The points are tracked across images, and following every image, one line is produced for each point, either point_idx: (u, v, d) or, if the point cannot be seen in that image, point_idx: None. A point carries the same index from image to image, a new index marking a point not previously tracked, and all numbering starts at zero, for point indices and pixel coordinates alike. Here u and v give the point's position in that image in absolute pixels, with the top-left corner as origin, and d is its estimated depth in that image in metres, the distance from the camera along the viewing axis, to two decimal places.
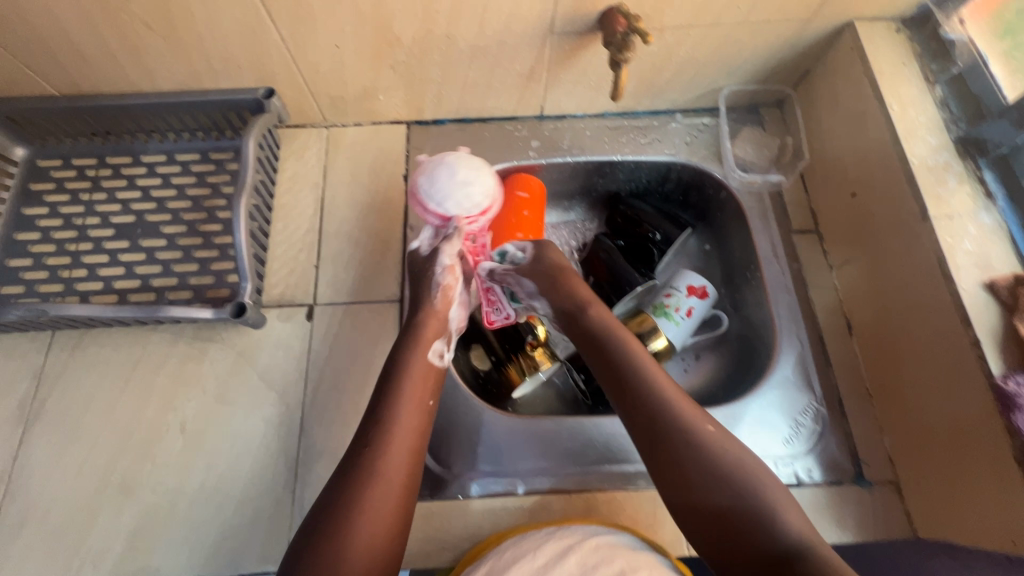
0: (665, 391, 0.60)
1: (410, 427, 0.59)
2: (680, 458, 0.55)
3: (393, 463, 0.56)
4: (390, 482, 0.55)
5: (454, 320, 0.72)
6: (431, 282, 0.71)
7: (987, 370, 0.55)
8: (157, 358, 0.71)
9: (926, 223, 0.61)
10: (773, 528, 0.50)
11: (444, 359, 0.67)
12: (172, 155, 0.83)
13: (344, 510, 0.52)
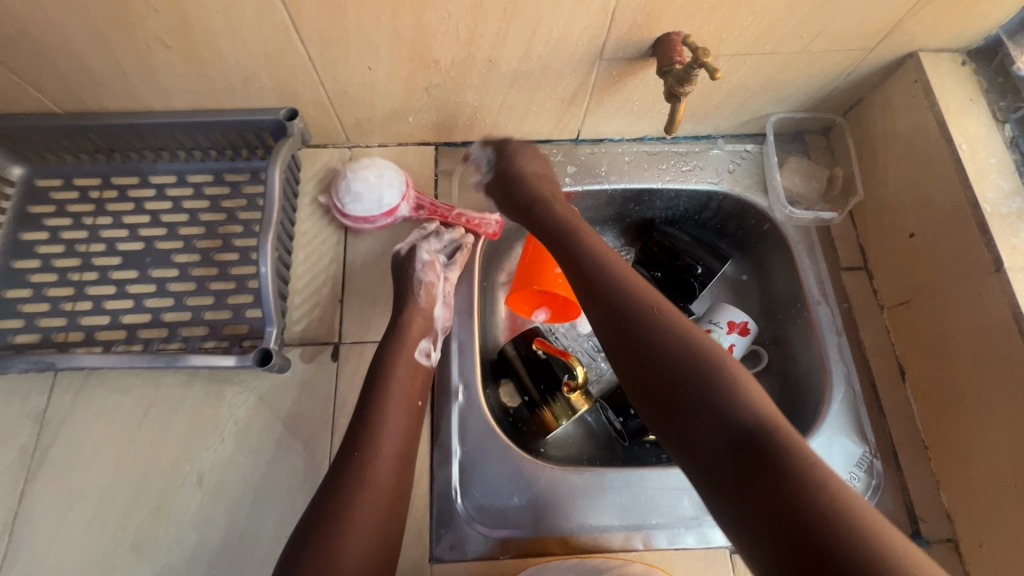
0: (641, 299, 0.56)
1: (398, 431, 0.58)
2: (633, 335, 0.54)
3: (379, 468, 0.55)
4: (378, 489, 0.54)
5: (440, 320, 0.71)
6: (411, 277, 0.71)
7: None
8: (170, 401, 0.66)
9: (1000, 274, 0.58)
10: (725, 398, 0.47)
11: (430, 358, 0.66)
12: (183, 176, 0.77)
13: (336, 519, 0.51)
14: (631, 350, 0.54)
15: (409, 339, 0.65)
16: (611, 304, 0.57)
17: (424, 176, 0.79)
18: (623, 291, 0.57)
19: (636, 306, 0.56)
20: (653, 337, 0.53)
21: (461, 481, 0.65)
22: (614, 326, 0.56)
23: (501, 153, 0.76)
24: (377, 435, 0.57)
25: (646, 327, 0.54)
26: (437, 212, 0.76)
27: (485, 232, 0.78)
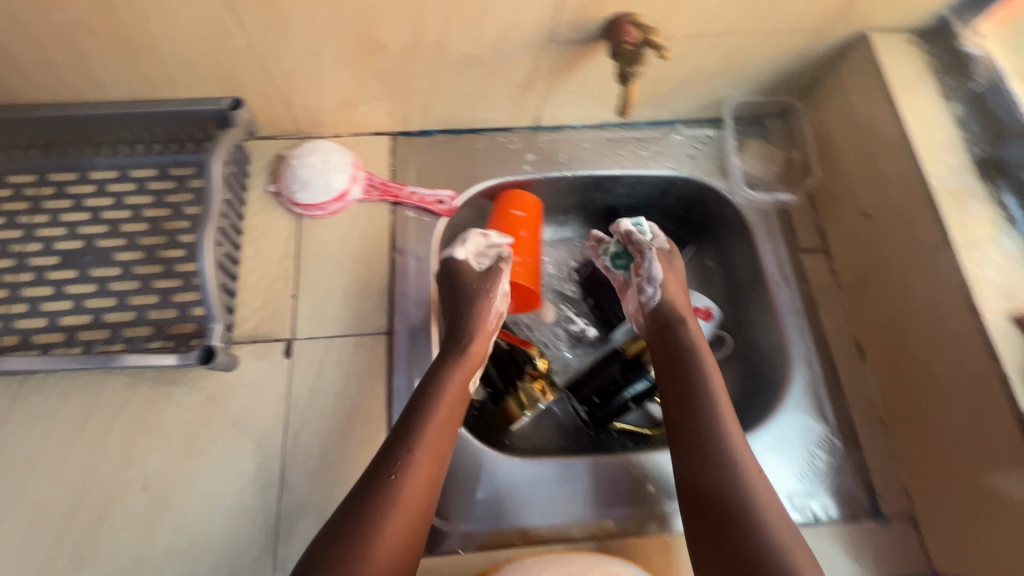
0: (734, 449, 0.57)
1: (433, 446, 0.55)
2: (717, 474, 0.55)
3: (409, 486, 0.52)
4: (404, 508, 0.51)
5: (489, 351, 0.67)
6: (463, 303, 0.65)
7: (1016, 410, 0.52)
8: (113, 405, 0.63)
9: (950, 250, 0.58)
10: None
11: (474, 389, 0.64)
12: (125, 170, 0.74)
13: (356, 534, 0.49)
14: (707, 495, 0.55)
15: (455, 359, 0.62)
16: (706, 446, 0.57)
17: (379, 166, 0.77)
18: (724, 448, 0.57)
19: (729, 452, 0.56)
20: (738, 496, 0.54)
21: None
22: (701, 465, 0.57)
23: (667, 259, 0.71)
24: (408, 446, 0.54)
25: (731, 482, 0.55)
26: (388, 192, 0.75)
27: (439, 208, 0.75)
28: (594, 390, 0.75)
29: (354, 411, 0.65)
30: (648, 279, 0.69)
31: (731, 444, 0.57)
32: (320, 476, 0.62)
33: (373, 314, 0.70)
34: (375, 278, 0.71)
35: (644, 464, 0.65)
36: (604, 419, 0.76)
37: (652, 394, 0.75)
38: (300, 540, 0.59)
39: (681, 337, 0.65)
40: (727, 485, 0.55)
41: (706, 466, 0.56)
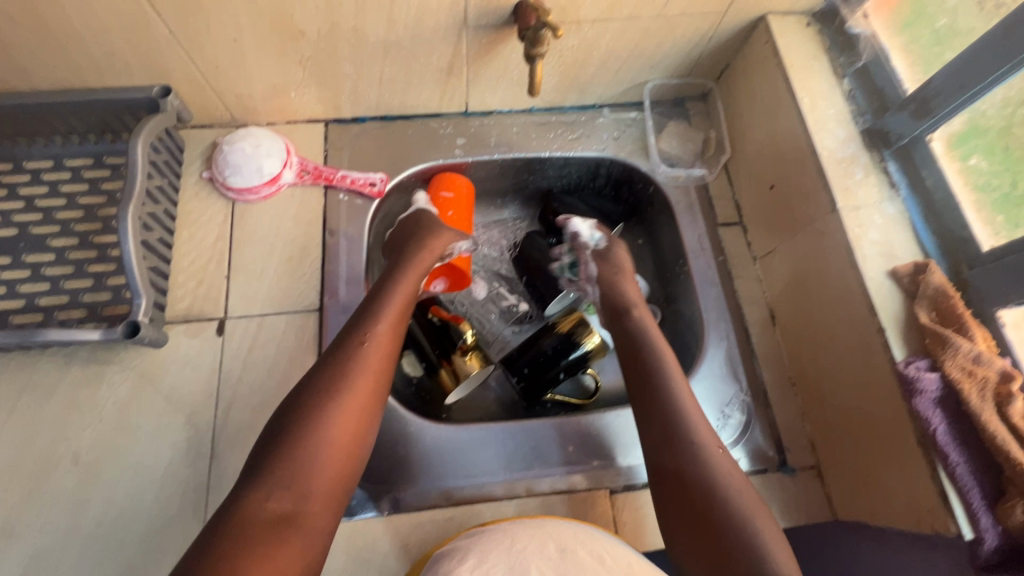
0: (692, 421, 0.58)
1: (375, 371, 0.56)
2: (677, 442, 0.57)
3: (352, 404, 0.53)
4: (347, 420, 0.53)
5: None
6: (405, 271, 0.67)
7: (891, 357, 0.56)
8: (44, 385, 0.64)
9: (836, 213, 0.63)
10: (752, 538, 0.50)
11: None
12: (60, 160, 0.75)
13: (294, 447, 0.49)
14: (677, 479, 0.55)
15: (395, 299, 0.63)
16: (667, 426, 0.58)
17: (313, 152, 0.80)
18: (681, 419, 0.59)
19: (693, 433, 0.58)
20: (707, 478, 0.54)
21: None
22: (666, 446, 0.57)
23: (603, 258, 0.78)
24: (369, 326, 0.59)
25: (695, 462, 0.55)
26: (321, 176, 0.77)
27: (371, 190, 0.77)
28: (525, 363, 0.78)
29: (284, 385, 0.67)
30: (588, 279, 0.78)
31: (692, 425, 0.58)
32: (250, 446, 0.64)
33: (304, 291, 0.72)
34: (307, 258, 0.74)
35: (564, 425, 0.69)
36: (535, 391, 0.79)
37: (580, 365, 0.79)
38: None
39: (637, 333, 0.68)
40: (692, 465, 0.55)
41: (669, 447, 0.57)
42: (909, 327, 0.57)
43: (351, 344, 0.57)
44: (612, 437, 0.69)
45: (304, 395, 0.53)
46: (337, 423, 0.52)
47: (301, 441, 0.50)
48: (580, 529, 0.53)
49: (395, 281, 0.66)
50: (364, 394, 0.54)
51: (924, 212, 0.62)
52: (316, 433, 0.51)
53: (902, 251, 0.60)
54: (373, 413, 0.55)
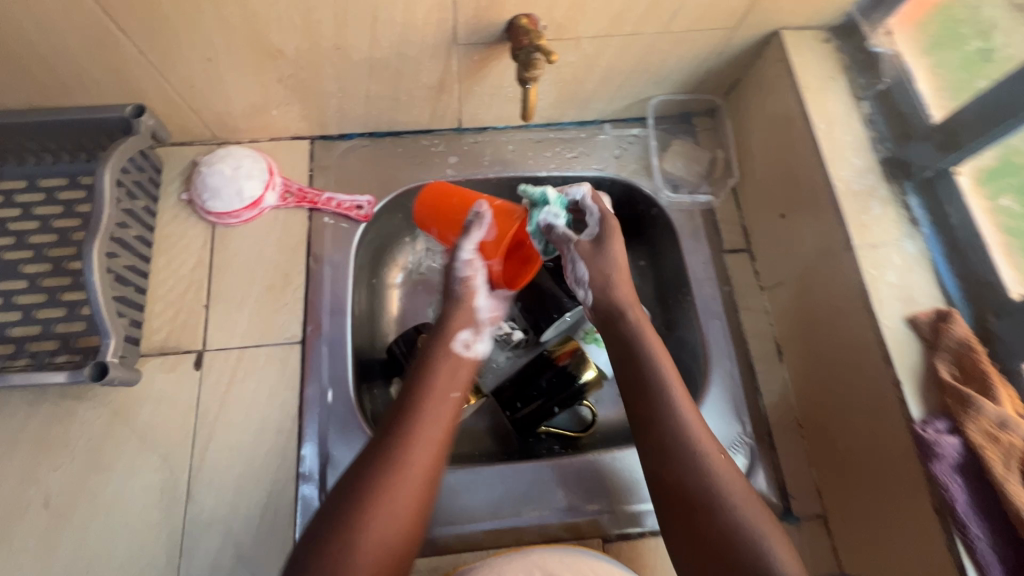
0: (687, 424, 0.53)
1: (422, 468, 0.50)
2: (674, 457, 0.52)
3: (393, 521, 0.47)
4: (391, 536, 0.47)
5: (485, 311, 0.63)
6: (450, 323, 0.60)
7: (908, 414, 0.52)
8: (14, 423, 0.62)
9: (850, 252, 0.58)
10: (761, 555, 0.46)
11: (470, 349, 0.59)
12: (33, 180, 0.72)
13: (324, 561, 0.45)
14: (683, 505, 0.50)
15: (444, 369, 0.56)
16: (663, 438, 0.53)
17: (297, 171, 0.76)
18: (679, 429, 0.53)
19: (702, 456, 0.51)
20: (716, 503, 0.49)
21: (321, 486, 0.62)
22: (670, 474, 0.51)
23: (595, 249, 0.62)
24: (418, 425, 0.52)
25: (705, 489, 0.50)
26: (305, 198, 0.74)
27: (357, 214, 0.74)
28: (517, 396, 0.75)
29: (264, 423, 0.64)
30: (578, 281, 0.63)
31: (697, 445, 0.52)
32: (227, 489, 0.61)
33: (286, 322, 0.69)
34: (290, 286, 0.70)
35: (558, 468, 0.65)
36: (529, 424, 0.75)
37: (576, 398, 0.75)
38: (204, 553, 0.59)
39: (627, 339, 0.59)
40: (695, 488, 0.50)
41: (670, 473, 0.51)
42: (928, 381, 0.52)
43: (395, 431, 0.51)
44: (607, 481, 0.65)
45: (339, 499, 0.48)
46: (375, 532, 0.46)
47: (333, 554, 0.45)
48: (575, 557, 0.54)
49: (444, 336, 0.59)
50: (406, 497, 0.48)
51: (947, 252, 0.57)
52: (347, 542, 0.45)
53: (921, 295, 0.56)
54: (422, 518, 0.49)
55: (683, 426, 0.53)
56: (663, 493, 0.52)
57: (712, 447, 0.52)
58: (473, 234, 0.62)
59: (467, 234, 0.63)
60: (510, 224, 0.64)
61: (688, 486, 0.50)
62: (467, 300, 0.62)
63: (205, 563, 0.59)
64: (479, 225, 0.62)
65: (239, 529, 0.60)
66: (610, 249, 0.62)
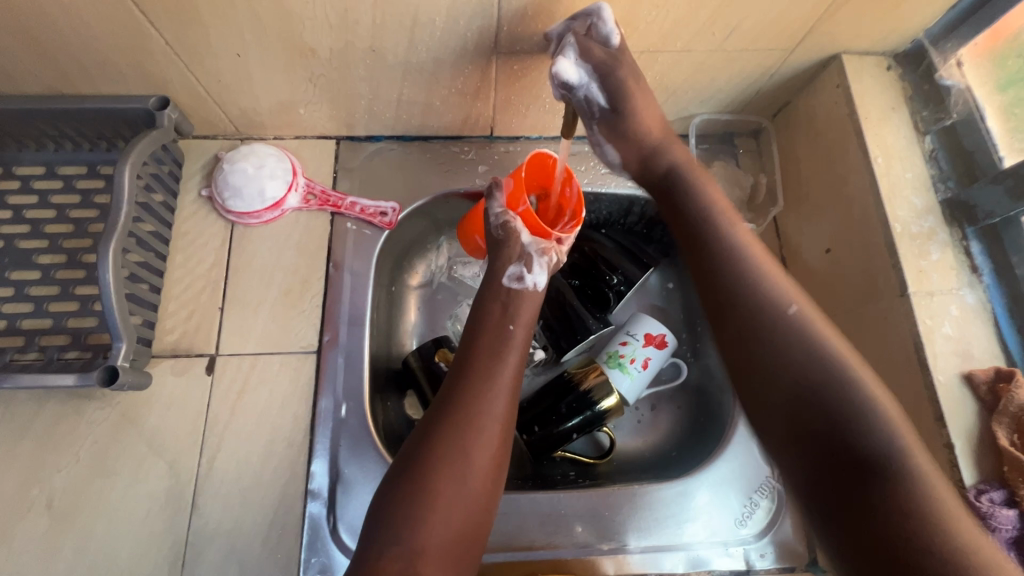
0: (771, 306, 0.54)
1: (494, 417, 0.54)
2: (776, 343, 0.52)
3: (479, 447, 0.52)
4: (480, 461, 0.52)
5: (534, 245, 0.65)
6: (496, 270, 0.65)
7: (959, 480, 0.49)
8: (23, 418, 0.60)
9: (904, 298, 0.54)
10: (870, 437, 0.46)
11: (523, 281, 0.64)
12: (52, 167, 0.70)
13: (410, 507, 0.48)
14: (803, 378, 0.50)
15: (494, 307, 0.62)
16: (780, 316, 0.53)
17: (321, 172, 0.73)
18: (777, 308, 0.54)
19: (775, 301, 0.54)
20: (801, 350, 0.51)
21: (330, 504, 0.60)
22: (757, 327, 0.54)
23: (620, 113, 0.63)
24: (481, 359, 0.58)
25: (778, 327, 0.53)
26: (328, 202, 0.71)
27: (381, 220, 0.71)
28: (533, 418, 0.73)
29: (275, 434, 0.62)
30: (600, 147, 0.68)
31: (774, 294, 0.55)
32: (233, 502, 0.59)
33: (302, 330, 0.66)
34: (308, 292, 0.68)
35: (579, 500, 0.62)
36: (546, 448, 0.73)
37: (593, 424, 0.72)
38: (207, 568, 0.57)
39: (698, 209, 0.62)
40: (777, 336, 0.53)
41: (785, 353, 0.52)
42: (983, 445, 0.49)
43: (465, 383, 0.56)
44: (626, 517, 0.62)
45: (423, 441, 0.52)
46: (458, 476, 0.50)
47: (418, 498, 0.49)
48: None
49: (492, 278, 0.64)
50: (485, 443, 0.53)
51: (1009, 305, 0.54)
52: (437, 476, 0.50)
53: (979, 351, 0.52)
54: (499, 466, 0.53)
55: (766, 278, 0.56)
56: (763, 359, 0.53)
57: (791, 307, 0.54)
58: (494, 191, 0.66)
59: (490, 197, 0.66)
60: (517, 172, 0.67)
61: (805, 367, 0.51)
62: (512, 240, 0.64)
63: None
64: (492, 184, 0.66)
65: (245, 545, 0.58)
66: (620, 87, 0.60)
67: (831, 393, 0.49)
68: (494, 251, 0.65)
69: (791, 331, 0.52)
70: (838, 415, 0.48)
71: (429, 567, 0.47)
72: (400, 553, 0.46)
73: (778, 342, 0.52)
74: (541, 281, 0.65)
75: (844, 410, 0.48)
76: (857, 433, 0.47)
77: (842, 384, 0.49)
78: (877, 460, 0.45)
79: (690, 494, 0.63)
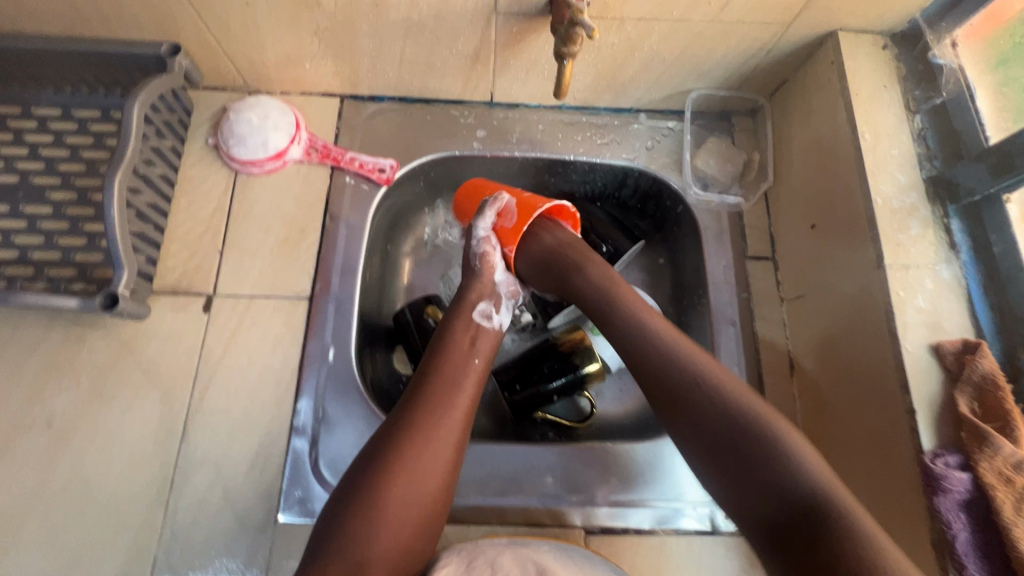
0: (681, 361, 0.55)
1: (448, 441, 0.55)
2: (693, 402, 0.53)
3: (429, 470, 0.53)
4: (427, 483, 0.53)
5: (503, 284, 0.69)
6: (469, 301, 0.66)
7: (918, 445, 0.50)
8: (29, 342, 0.63)
9: (880, 270, 0.55)
10: (791, 470, 0.47)
11: (490, 321, 0.66)
12: (68, 109, 0.73)
13: (358, 521, 0.49)
14: (711, 431, 0.51)
15: (462, 337, 0.63)
16: (670, 376, 0.55)
17: (324, 128, 0.76)
18: (680, 364, 0.55)
19: (691, 372, 0.54)
20: (720, 412, 0.51)
21: (313, 441, 0.63)
22: (673, 392, 0.54)
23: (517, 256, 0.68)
24: (442, 384, 0.58)
25: (699, 399, 0.53)
26: (329, 156, 0.73)
27: (379, 176, 0.73)
28: (515, 377, 0.75)
29: (264, 373, 0.65)
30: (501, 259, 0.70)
31: (688, 368, 0.55)
32: (220, 433, 0.62)
33: (297, 277, 0.69)
34: (305, 241, 0.70)
35: (554, 453, 0.65)
36: (526, 407, 0.75)
37: (574, 387, 0.74)
38: (193, 492, 0.60)
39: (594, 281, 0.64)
40: (697, 399, 0.53)
41: (685, 408, 0.53)
42: (946, 413, 0.50)
43: (425, 406, 0.56)
44: (598, 472, 0.64)
45: (377, 458, 0.53)
46: (405, 497, 0.51)
47: (367, 512, 0.49)
48: (563, 552, 0.55)
49: (462, 309, 0.66)
50: (438, 464, 0.53)
51: (984, 282, 0.54)
52: (385, 496, 0.50)
53: (949, 324, 0.53)
54: (449, 486, 0.54)
55: (672, 349, 0.56)
56: (670, 411, 0.54)
57: (699, 360, 0.55)
58: (487, 216, 0.68)
59: (482, 215, 0.68)
60: (527, 212, 0.67)
61: (718, 424, 0.51)
62: (487, 277, 0.68)
63: (193, 501, 0.59)
64: (495, 206, 0.68)
65: (230, 475, 0.60)
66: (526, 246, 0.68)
67: (750, 444, 0.49)
68: (467, 277, 0.68)
69: (707, 395, 0.53)
70: (761, 460, 0.48)
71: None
72: (342, 565, 0.47)
73: (694, 406, 0.53)
74: (505, 322, 0.68)
75: (769, 464, 0.47)
76: (780, 467, 0.47)
77: (764, 427, 0.49)
78: (801, 504, 0.45)
79: (662, 455, 0.65)
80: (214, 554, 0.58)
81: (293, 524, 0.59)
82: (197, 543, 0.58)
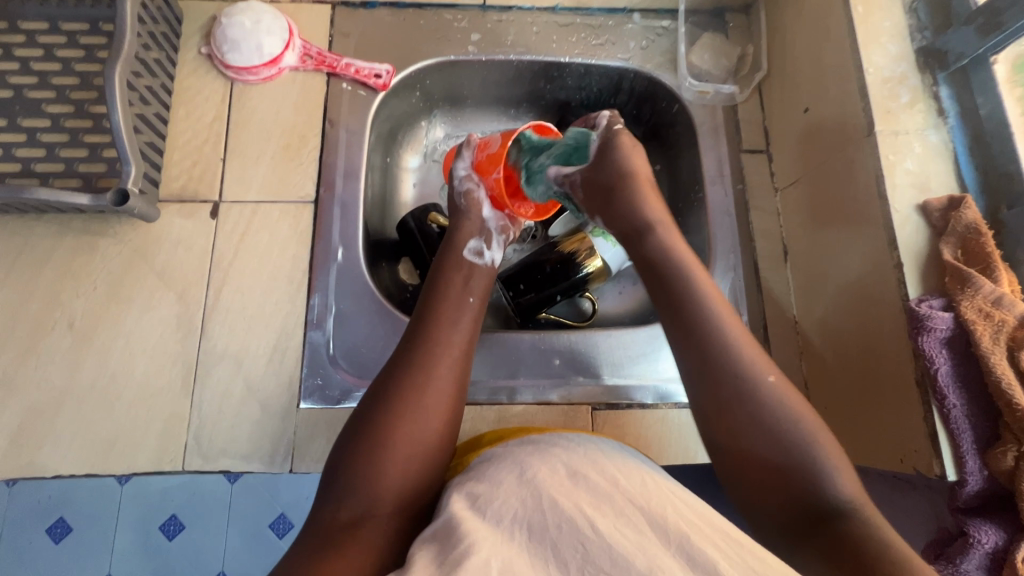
0: (747, 364, 0.47)
1: (448, 379, 0.51)
2: (754, 411, 0.46)
3: (427, 416, 0.49)
4: (429, 427, 0.48)
5: (492, 221, 0.67)
6: (457, 242, 0.64)
7: (904, 295, 0.53)
8: (42, 249, 0.64)
9: (870, 137, 0.57)
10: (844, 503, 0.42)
11: (483, 257, 0.63)
12: (55, 22, 0.72)
13: (366, 458, 0.46)
14: (764, 446, 0.45)
15: (458, 278, 0.60)
16: (736, 376, 0.47)
17: (317, 35, 0.75)
18: (746, 367, 0.47)
19: (748, 375, 0.47)
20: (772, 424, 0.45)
21: (328, 334, 0.65)
22: (737, 385, 0.47)
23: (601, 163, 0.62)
24: (434, 324, 0.54)
25: (761, 406, 0.46)
26: (324, 62, 0.73)
27: (376, 82, 0.73)
28: (520, 277, 0.76)
29: (276, 273, 0.66)
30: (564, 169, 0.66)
31: (747, 364, 0.48)
32: (238, 329, 0.64)
33: (300, 182, 0.70)
34: (306, 147, 0.71)
35: (558, 340, 0.68)
36: (531, 307, 0.76)
37: (577, 288, 0.76)
38: (216, 383, 0.62)
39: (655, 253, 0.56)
40: (759, 405, 0.46)
41: (745, 415, 0.46)
42: (929, 264, 0.53)
43: (422, 344, 0.53)
44: (602, 356, 0.67)
45: (377, 399, 0.49)
46: (411, 439, 0.47)
47: (377, 450, 0.46)
48: (595, 450, 0.47)
49: (454, 246, 0.63)
50: (439, 404, 0.50)
51: (970, 145, 0.56)
52: (388, 438, 0.47)
53: (937, 185, 0.55)
54: (450, 430, 0.50)
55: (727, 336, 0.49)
56: (731, 424, 0.46)
57: (761, 359, 0.48)
58: (464, 153, 0.69)
59: (460, 158, 0.69)
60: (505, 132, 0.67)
61: (771, 438, 0.45)
62: (473, 212, 0.66)
63: (217, 392, 0.62)
64: (471, 144, 0.69)
65: (251, 367, 0.63)
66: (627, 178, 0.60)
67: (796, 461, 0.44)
68: (453, 217, 0.67)
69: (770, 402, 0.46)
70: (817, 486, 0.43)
71: (380, 518, 0.45)
72: (356, 505, 0.45)
73: (762, 415, 0.46)
74: (498, 258, 0.65)
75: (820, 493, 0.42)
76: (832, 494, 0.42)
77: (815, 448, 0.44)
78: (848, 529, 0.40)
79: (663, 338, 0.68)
80: (243, 438, 0.61)
81: (314, 410, 0.62)
82: (226, 429, 0.61)
